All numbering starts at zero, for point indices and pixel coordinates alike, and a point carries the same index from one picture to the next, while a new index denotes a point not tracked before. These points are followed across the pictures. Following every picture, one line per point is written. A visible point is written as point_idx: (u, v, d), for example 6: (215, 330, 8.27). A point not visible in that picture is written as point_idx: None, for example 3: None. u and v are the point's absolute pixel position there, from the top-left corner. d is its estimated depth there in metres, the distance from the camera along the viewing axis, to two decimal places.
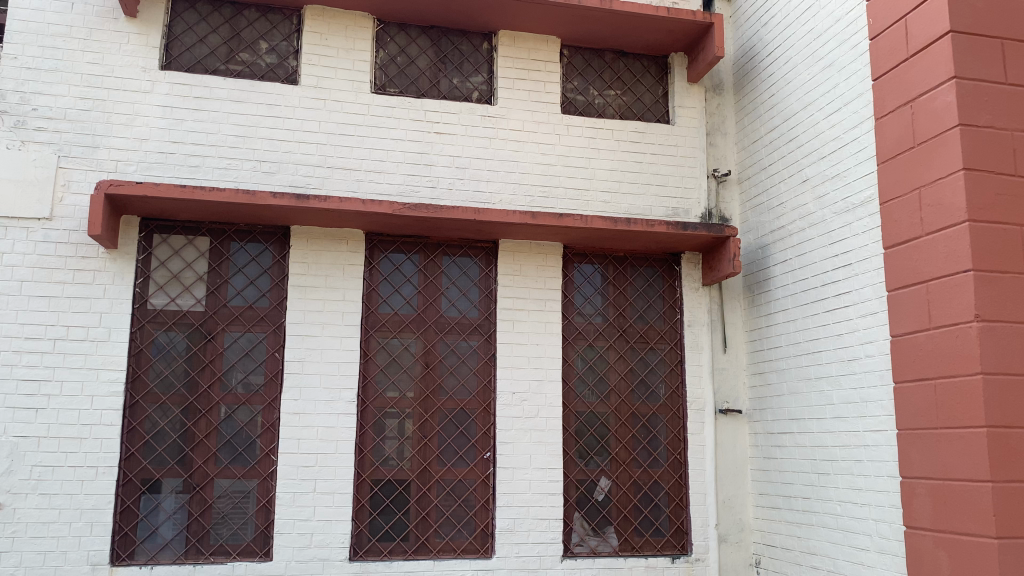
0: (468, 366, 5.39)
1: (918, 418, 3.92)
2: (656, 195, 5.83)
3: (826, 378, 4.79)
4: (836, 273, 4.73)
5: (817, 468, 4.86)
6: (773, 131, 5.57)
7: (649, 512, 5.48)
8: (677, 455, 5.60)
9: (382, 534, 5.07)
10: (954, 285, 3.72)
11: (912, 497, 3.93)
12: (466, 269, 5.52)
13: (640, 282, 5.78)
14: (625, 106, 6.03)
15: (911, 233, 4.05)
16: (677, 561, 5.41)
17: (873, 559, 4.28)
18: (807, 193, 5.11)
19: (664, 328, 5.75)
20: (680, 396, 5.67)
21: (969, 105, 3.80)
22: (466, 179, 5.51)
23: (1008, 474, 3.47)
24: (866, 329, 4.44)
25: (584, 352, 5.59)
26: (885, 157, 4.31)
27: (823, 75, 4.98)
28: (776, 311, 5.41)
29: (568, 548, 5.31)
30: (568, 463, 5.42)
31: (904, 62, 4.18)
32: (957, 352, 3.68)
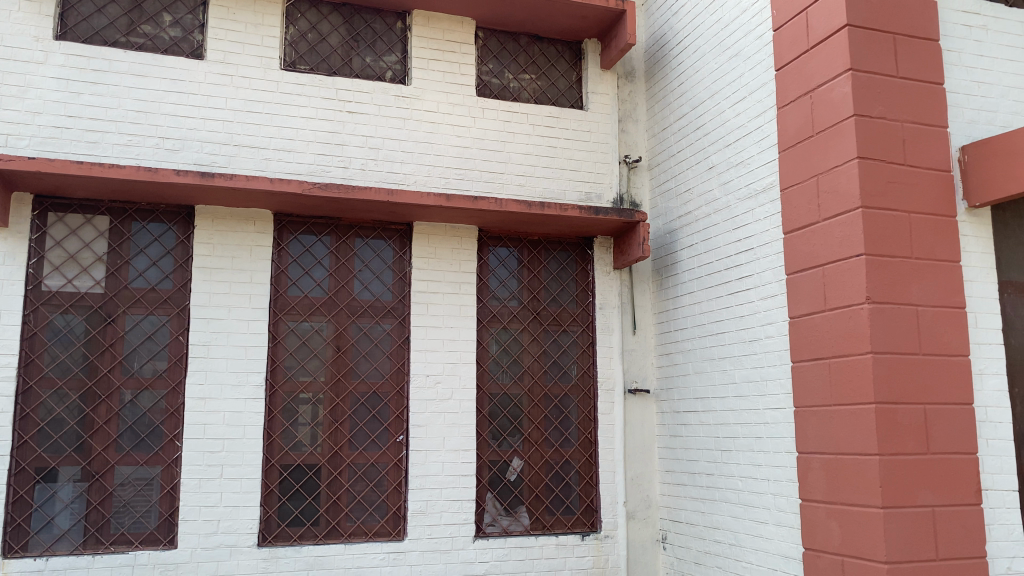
0: (381, 350, 5.35)
1: (814, 396, 4.11)
2: (569, 179, 5.90)
3: (729, 358, 4.96)
4: (739, 258, 4.89)
5: (720, 445, 5.03)
6: (681, 119, 5.70)
7: (560, 491, 5.58)
8: (587, 435, 5.71)
9: (292, 519, 5.00)
10: (848, 269, 3.91)
11: (807, 471, 4.13)
12: (379, 251, 5.46)
13: (553, 266, 5.85)
14: (540, 90, 6.06)
15: (810, 219, 4.23)
16: (586, 538, 5.53)
17: (771, 531, 4.46)
18: (713, 180, 5.26)
19: (577, 310, 5.84)
20: (591, 377, 5.78)
21: (863, 97, 3.97)
22: (379, 160, 5.45)
23: (894, 447, 3.68)
24: (766, 311, 4.61)
25: (499, 334, 5.63)
26: (786, 145, 4.47)
27: (729, 65, 5.12)
28: (683, 294, 5.57)
29: (480, 529, 5.36)
30: (481, 445, 5.46)
31: (805, 53, 4.34)
32: (850, 332, 3.87)
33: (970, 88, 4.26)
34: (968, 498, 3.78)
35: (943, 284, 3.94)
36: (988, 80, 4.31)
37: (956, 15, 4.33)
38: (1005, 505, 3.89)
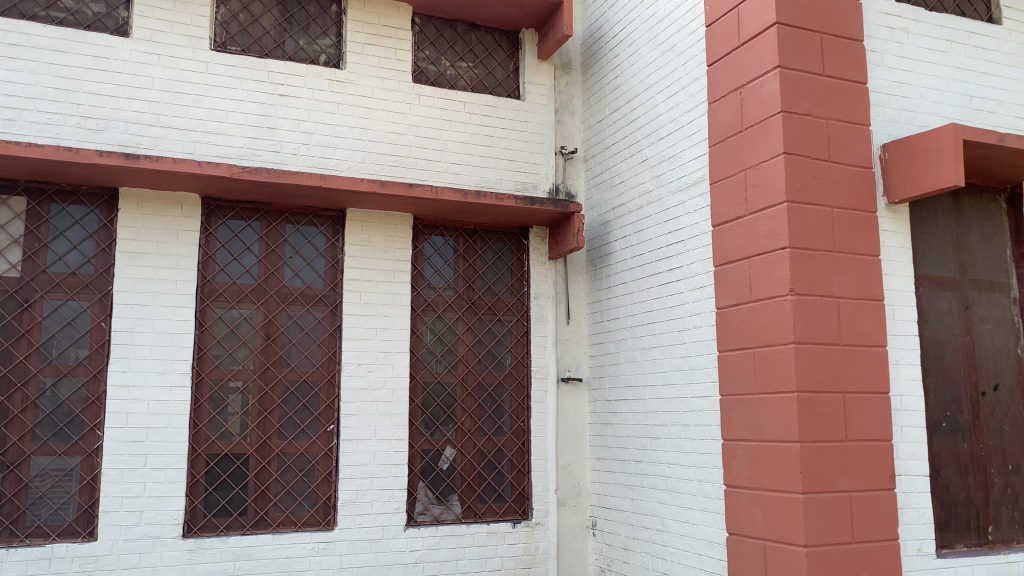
0: (312, 338, 5.28)
1: (739, 384, 4.21)
2: (505, 169, 5.91)
3: (658, 347, 5.05)
4: (670, 249, 4.98)
5: (649, 433, 5.12)
6: (616, 111, 5.76)
7: (492, 480, 5.60)
8: (520, 423, 5.74)
9: (218, 510, 4.91)
10: (773, 261, 4.01)
11: (731, 458, 4.24)
12: (310, 238, 5.38)
13: (488, 255, 5.85)
14: (477, 78, 6.04)
15: (737, 212, 4.32)
16: (517, 526, 5.57)
17: (697, 516, 4.57)
18: (645, 172, 5.33)
19: (511, 300, 5.86)
20: (524, 366, 5.81)
21: (790, 93, 4.07)
22: (312, 145, 5.36)
23: (814, 435, 3.79)
24: (695, 301, 4.70)
25: (433, 323, 5.60)
26: (717, 139, 4.55)
27: (662, 59, 5.19)
28: (615, 285, 5.64)
29: (411, 518, 5.35)
30: (414, 434, 5.44)
31: (736, 49, 4.42)
32: (774, 323, 3.98)
33: (892, 87, 4.41)
34: (883, 483, 3.94)
35: (862, 277, 4.08)
36: (909, 81, 4.47)
37: (880, 17, 4.48)
38: (916, 489, 4.08)
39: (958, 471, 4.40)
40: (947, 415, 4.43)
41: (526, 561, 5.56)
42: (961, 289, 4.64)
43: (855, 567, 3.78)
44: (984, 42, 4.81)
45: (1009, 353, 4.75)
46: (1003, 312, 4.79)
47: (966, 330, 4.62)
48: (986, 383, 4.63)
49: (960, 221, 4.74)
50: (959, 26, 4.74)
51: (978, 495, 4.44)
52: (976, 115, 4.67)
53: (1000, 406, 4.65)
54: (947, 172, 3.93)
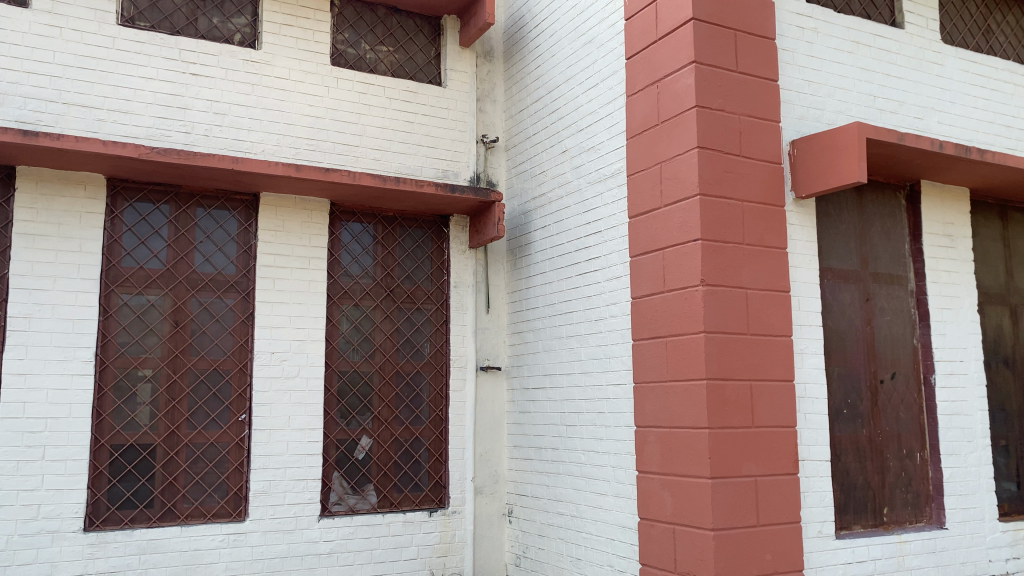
0: (223, 325, 5.15)
1: (652, 372, 4.30)
2: (425, 156, 5.87)
3: (576, 336, 5.11)
4: (588, 239, 5.03)
5: (565, 420, 5.18)
6: (537, 102, 5.78)
7: (408, 469, 5.57)
8: (438, 412, 5.72)
9: (123, 502, 4.75)
10: (686, 253, 4.10)
11: (644, 445, 4.33)
12: (222, 222, 5.23)
13: (407, 243, 5.80)
14: (397, 63, 5.97)
15: (652, 204, 4.40)
16: (434, 515, 5.57)
17: (610, 502, 4.65)
18: (565, 163, 5.37)
19: (431, 288, 5.83)
20: (443, 355, 5.80)
21: (705, 89, 4.16)
22: (225, 127, 5.21)
23: (722, 421, 3.90)
24: (611, 291, 4.76)
25: (349, 311, 5.53)
26: (634, 132, 4.62)
27: (583, 51, 5.23)
28: (535, 274, 5.67)
29: (325, 508, 5.28)
30: (329, 423, 5.36)
31: (654, 43, 4.49)
32: (686, 312, 4.07)
33: (801, 86, 4.57)
34: (787, 468, 4.09)
35: (770, 269, 4.21)
36: (817, 80, 4.64)
37: (791, 17, 4.62)
38: (817, 473, 4.26)
39: (857, 456, 4.60)
40: (847, 402, 4.63)
41: (442, 549, 5.56)
42: (863, 282, 4.84)
43: (760, 549, 3.91)
44: (887, 45, 5.01)
45: (906, 344, 4.98)
46: (901, 304, 5.01)
47: (867, 321, 4.82)
48: (884, 372, 4.84)
49: (863, 216, 4.94)
50: (865, 28, 4.93)
51: (875, 478, 4.65)
52: (879, 115, 4.87)
53: (897, 393, 4.87)
54: (851, 169, 4.08)
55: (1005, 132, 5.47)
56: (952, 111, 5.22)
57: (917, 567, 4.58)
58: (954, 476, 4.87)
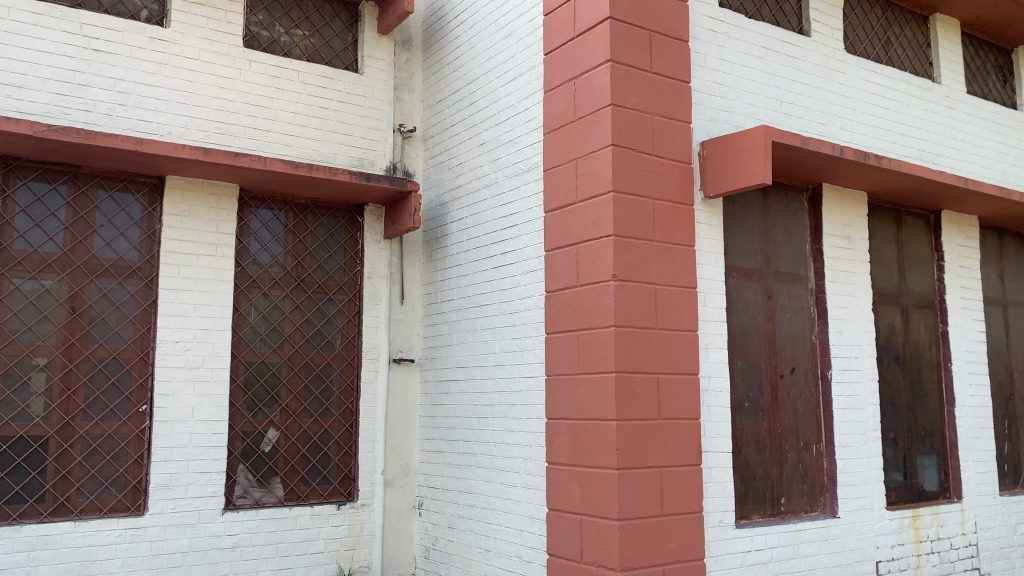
0: (124, 313, 4.96)
1: (564, 365, 4.35)
2: (340, 143, 5.77)
3: (490, 329, 5.12)
4: (504, 233, 5.05)
5: (478, 412, 5.19)
6: (456, 93, 5.75)
7: (317, 462, 5.48)
8: (349, 404, 5.65)
9: (11, 497, 4.52)
10: (598, 248, 4.17)
11: (554, 436, 4.38)
12: (125, 206, 5.03)
13: (320, 232, 5.70)
14: (313, 47, 5.84)
15: (567, 199, 4.45)
16: (342, 508, 5.49)
17: (520, 494, 4.69)
18: (483, 156, 5.37)
19: (343, 279, 5.74)
20: (355, 346, 5.72)
21: (620, 87, 4.23)
22: (129, 106, 5.00)
23: (629, 414, 3.98)
24: (526, 285, 4.79)
25: (258, 301, 5.40)
26: (551, 127, 4.65)
27: (502, 44, 5.23)
28: (451, 266, 5.65)
29: (229, 502, 5.15)
30: (234, 415, 5.23)
31: (571, 40, 4.53)
32: (597, 306, 4.13)
33: (712, 88, 4.69)
34: (690, 459, 4.20)
35: (678, 266, 4.31)
36: (727, 83, 4.77)
37: (704, 20, 4.74)
38: (719, 464, 4.40)
39: (757, 448, 4.77)
40: (749, 395, 4.79)
41: (350, 543, 5.49)
42: (765, 280, 5.02)
43: (663, 539, 4.01)
44: (795, 52, 5.19)
45: (805, 340, 5.18)
46: (802, 302, 5.21)
47: (769, 318, 5.00)
48: (784, 367, 5.03)
49: (767, 217, 5.11)
50: (774, 35, 5.10)
51: (774, 470, 4.83)
52: (785, 119, 5.05)
53: (796, 387, 5.06)
54: (756, 170, 4.21)
55: (901, 140, 5.74)
56: (853, 118, 5.45)
57: (811, 555, 4.78)
58: (847, 467, 5.10)
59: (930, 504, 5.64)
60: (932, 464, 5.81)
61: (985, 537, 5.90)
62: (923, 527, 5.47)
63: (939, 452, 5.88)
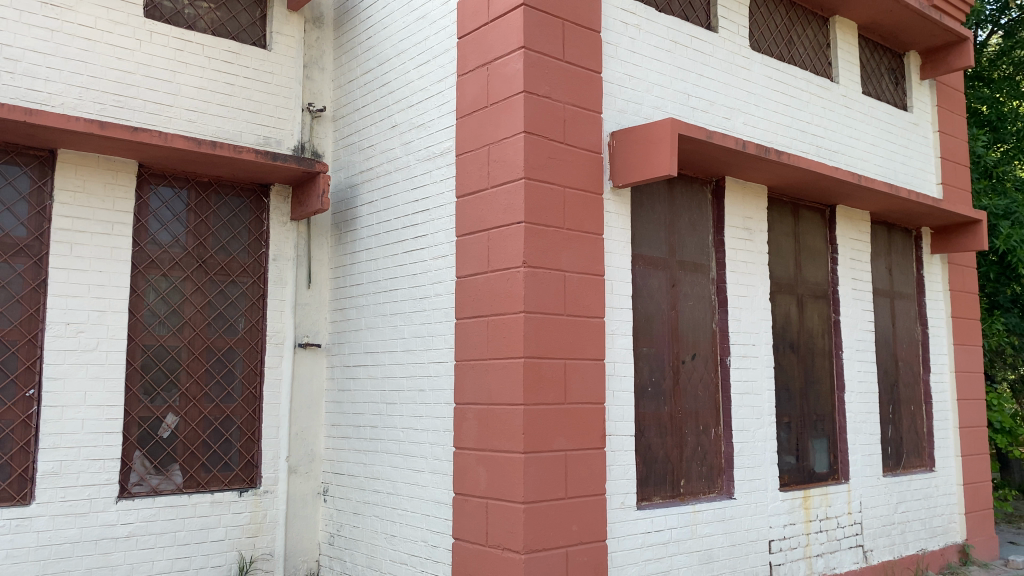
0: (10, 292, 4.69)
1: (473, 351, 4.37)
2: (246, 121, 5.61)
3: (399, 314, 5.09)
4: (415, 217, 5.01)
5: (385, 398, 5.16)
6: (367, 73, 5.66)
7: (218, 448, 5.33)
8: (252, 389, 5.52)
9: None
10: (509, 234, 4.19)
11: (462, 422, 4.40)
12: (12, 179, 4.76)
13: (223, 212, 5.53)
14: (218, 21, 5.65)
15: (479, 185, 4.45)
16: (244, 494, 5.38)
17: (426, 479, 4.69)
18: (394, 139, 5.30)
19: (248, 261, 5.59)
20: (259, 330, 5.59)
21: (532, 75, 4.25)
22: (18, 74, 4.72)
23: (536, 399, 4.03)
24: (437, 270, 4.78)
25: (157, 282, 5.21)
26: (463, 112, 4.64)
27: (416, 26, 5.17)
28: (360, 250, 5.58)
29: (124, 489, 4.97)
30: (131, 400, 5.03)
31: (485, 25, 4.52)
32: (507, 292, 4.16)
33: (622, 79, 4.77)
34: (595, 442, 4.29)
35: (586, 254, 4.38)
36: (637, 75, 4.86)
37: (616, 12, 4.81)
38: (622, 447, 4.51)
39: (658, 432, 4.90)
40: (652, 380, 4.92)
41: (252, 530, 5.39)
42: (670, 269, 5.15)
43: (567, 521, 4.09)
44: (702, 47, 5.33)
45: (706, 327, 5.35)
46: (703, 291, 5.38)
47: (673, 306, 5.13)
48: (686, 353, 5.18)
49: (673, 207, 5.24)
50: (683, 29, 5.21)
51: (674, 453, 4.97)
52: (691, 112, 5.18)
53: (696, 373, 5.22)
54: (663, 161, 4.31)
55: (800, 137, 5.97)
56: (756, 113, 5.64)
57: (708, 535, 4.96)
58: (743, 450, 5.31)
59: (820, 485, 5.92)
60: (822, 447, 6.10)
61: (868, 516, 6.24)
62: (812, 507, 5.74)
63: (829, 436, 6.18)
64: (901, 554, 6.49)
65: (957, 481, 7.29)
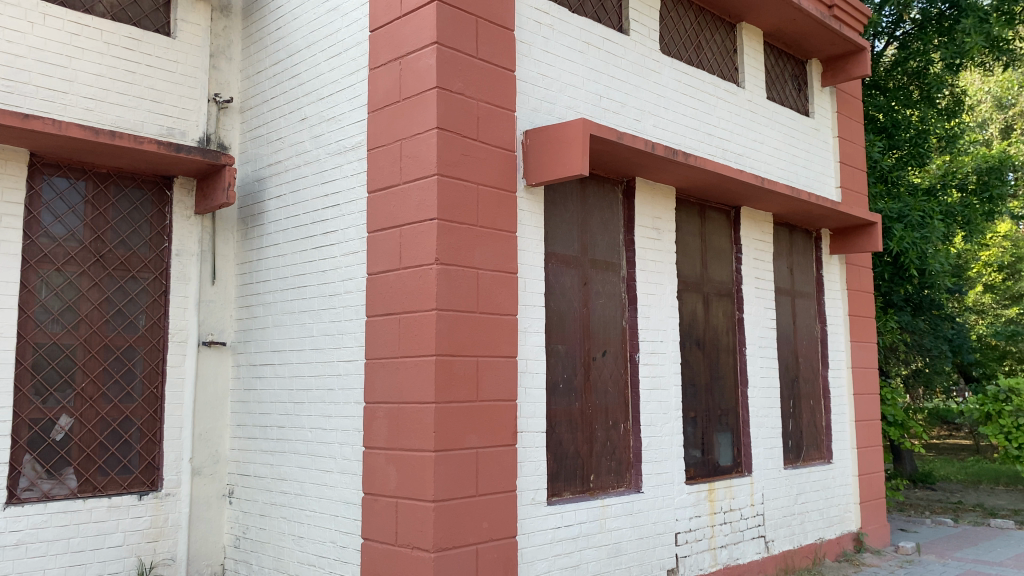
0: None
1: (383, 349, 4.32)
2: (148, 111, 5.41)
3: (308, 311, 4.99)
4: (325, 213, 4.92)
5: (293, 397, 5.05)
6: (277, 64, 5.53)
7: (116, 450, 5.13)
8: (153, 389, 5.32)
9: None
10: (421, 231, 4.16)
11: (372, 420, 4.34)
12: None
13: (123, 205, 5.32)
14: (118, 5, 5.40)
15: (391, 180, 4.40)
16: (144, 498, 5.18)
17: (335, 479, 4.61)
18: (303, 132, 5.20)
19: (148, 256, 5.39)
20: (161, 328, 5.39)
21: (445, 71, 4.22)
22: None
23: (448, 397, 4.01)
24: (347, 267, 4.70)
25: (50, 277, 4.96)
26: (375, 107, 4.58)
27: (327, 18, 5.08)
28: (267, 245, 5.45)
29: (12, 495, 4.71)
30: (20, 402, 4.77)
31: (397, 20, 4.48)
32: (418, 290, 4.13)
33: (535, 79, 4.80)
34: (505, 439, 4.30)
35: (498, 251, 4.39)
36: (550, 75, 4.90)
37: (529, 11, 4.83)
38: (534, 444, 4.54)
39: (569, 427, 4.96)
40: (564, 377, 4.97)
41: (152, 535, 5.19)
42: (581, 267, 5.21)
43: (477, 518, 4.09)
44: (614, 49, 5.41)
45: (616, 325, 5.43)
46: (614, 289, 5.46)
47: (584, 303, 5.19)
48: (597, 350, 5.25)
49: (585, 206, 5.30)
50: (595, 31, 5.28)
51: (584, 448, 5.04)
52: (602, 113, 5.25)
53: (607, 369, 5.30)
54: (575, 160, 4.35)
55: (707, 140, 6.13)
56: (665, 116, 5.76)
57: (616, 528, 5.04)
58: (651, 445, 5.42)
59: (724, 477, 6.10)
60: (727, 440, 6.28)
61: (770, 507, 6.46)
62: (717, 500, 5.90)
63: (734, 430, 6.37)
64: (800, 543, 6.75)
65: (853, 472, 7.62)
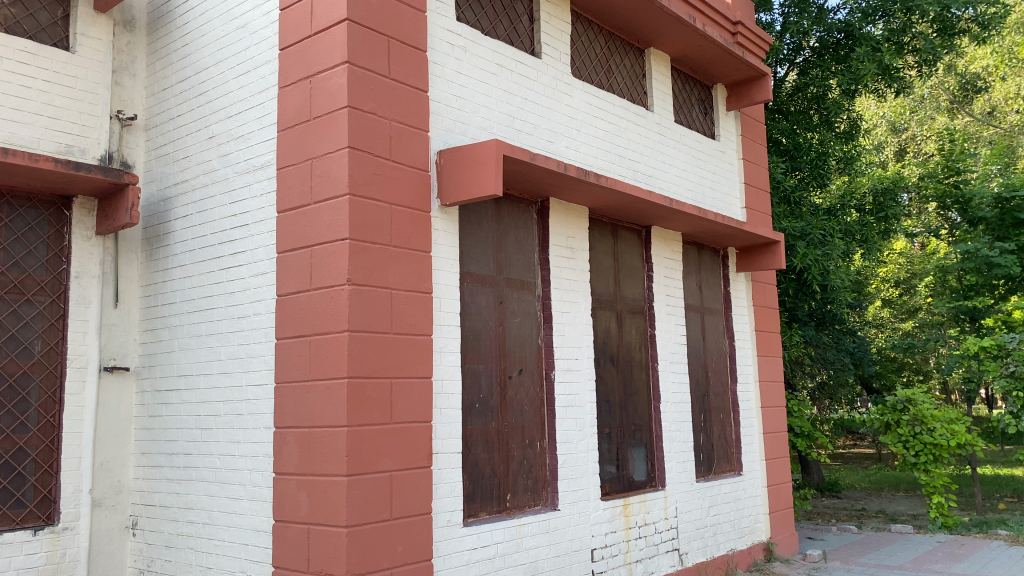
0: None
1: (294, 371, 4.24)
2: (45, 127, 5.17)
3: (215, 334, 4.86)
4: (233, 233, 4.82)
5: (200, 424, 4.90)
6: (182, 82, 5.40)
7: (8, 483, 4.83)
8: (50, 418, 5.05)
9: None
10: (333, 252, 4.11)
11: (282, 445, 4.25)
12: None
13: (18, 224, 5.07)
14: (13, 18, 5.16)
15: (302, 200, 4.34)
16: (39, 533, 4.89)
17: (245, 507, 4.49)
18: (211, 150, 5.08)
19: (45, 278, 5.15)
20: (58, 354, 5.14)
21: (357, 90, 4.20)
22: None
23: (361, 419, 3.96)
24: (255, 288, 4.61)
25: None
26: (285, 125, 4.52)
27: (235, 35, 5.00)
28: (173, 267, 5.29)
29: None
30: None
31: (308, 38, 4.43)
32: (330, 311, 4.08)
33: (449, 100, 4.83)
34: (420, 461, 4.27)
35: (412, 272, 4.37)
36: (463, 96, 4.93)
37: (442, 32, 4.86)
38: (449, 465, 4.53)
39: (485, 447, 4.96)
40: (480, 397, 4.97)
41: (48, 572, 4.90)
42: (496, 286, 5.24)
43: (391, 542, 4.04)
44: (526, 72, 5.49)
45: (532, 343, 5.47)
46: (529, 307, 5.50)
47: (499, 322, 5.22)
48: (513, 368, 5.27)
49: (500, 226, 5.33)
50: (507, 53, 5.35)
51: (501, 467, 5.05)
52: (515, 134, 5.32)
53: (523, 388, 5.33)
54: (487, 181, 4.39)
55: (619, 161, 6.27)
56: (577, 137, 5.87)
57: (533, 547, 5.06)
58: (567, 462, 5.46)
59: (639, 492, 6.20)
60: (641, 455, 6.39)
61: (683, 520, 6.59)
62: (632, 515, 5.99)
63: (647, 444, 6.49)
64: (712, 555, 6.90)
65: (761, 483, 7.85)
